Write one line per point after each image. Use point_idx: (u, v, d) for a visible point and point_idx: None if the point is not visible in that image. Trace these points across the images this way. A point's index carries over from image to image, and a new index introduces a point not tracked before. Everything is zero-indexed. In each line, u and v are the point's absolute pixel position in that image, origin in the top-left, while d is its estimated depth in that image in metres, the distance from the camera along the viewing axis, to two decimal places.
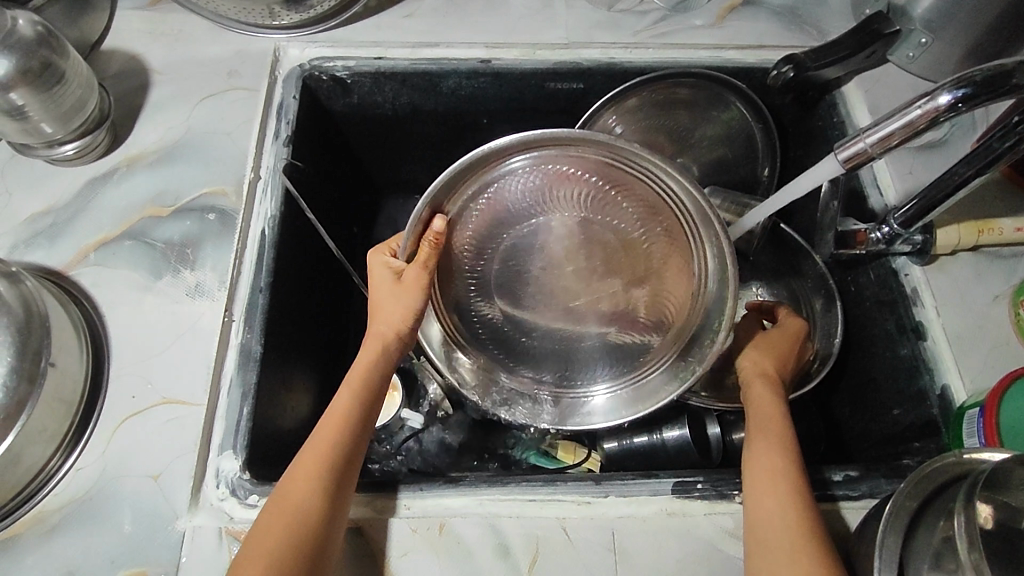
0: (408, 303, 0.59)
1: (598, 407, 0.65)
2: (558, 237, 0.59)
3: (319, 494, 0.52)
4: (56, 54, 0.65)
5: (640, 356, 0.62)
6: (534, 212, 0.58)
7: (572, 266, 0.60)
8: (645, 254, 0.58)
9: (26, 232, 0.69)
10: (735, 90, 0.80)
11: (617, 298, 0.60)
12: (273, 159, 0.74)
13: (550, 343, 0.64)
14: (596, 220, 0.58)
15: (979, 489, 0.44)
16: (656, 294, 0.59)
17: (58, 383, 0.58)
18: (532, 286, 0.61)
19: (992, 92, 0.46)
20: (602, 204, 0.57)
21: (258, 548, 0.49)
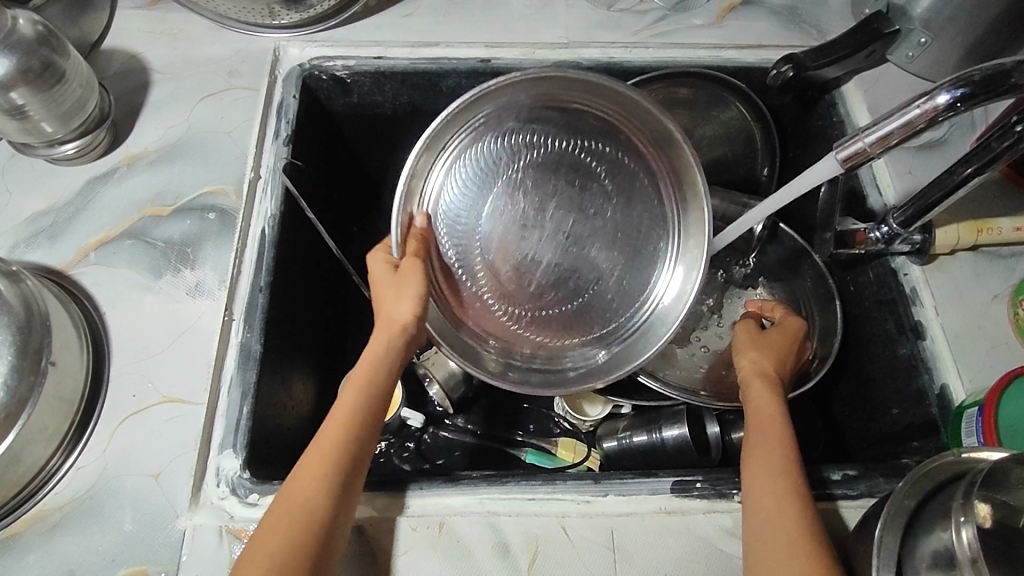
0: (413, 290, 0.59)
1: (640, 322, 0.67)
2: (534, 186, 0.67)
3: (325, 496, 0.52)
4: (56, 53, 0.65)
5: (659, 253, 0.66)
6: (500, 168, 0.66)
7: (558, 204, 0.67)
8: (607, 166, 0.66)
9: (27, 231, 0.70)
10: (734, 89, 0.81)
11: (602, 232, 0.67)
12: (273, 158, 0.74)
13: (575, 293, 0.68)
14: (556, 164, 0.66)
15: (977, 487, 0.44)
16: (642, 195, 0.66)
17: (58, 382, 0.58)
18: (533, 232, 0.67)
19: (990, 92, 0.46)
20: (554, 150, 0.66)
21: (261, 551, 0.49)
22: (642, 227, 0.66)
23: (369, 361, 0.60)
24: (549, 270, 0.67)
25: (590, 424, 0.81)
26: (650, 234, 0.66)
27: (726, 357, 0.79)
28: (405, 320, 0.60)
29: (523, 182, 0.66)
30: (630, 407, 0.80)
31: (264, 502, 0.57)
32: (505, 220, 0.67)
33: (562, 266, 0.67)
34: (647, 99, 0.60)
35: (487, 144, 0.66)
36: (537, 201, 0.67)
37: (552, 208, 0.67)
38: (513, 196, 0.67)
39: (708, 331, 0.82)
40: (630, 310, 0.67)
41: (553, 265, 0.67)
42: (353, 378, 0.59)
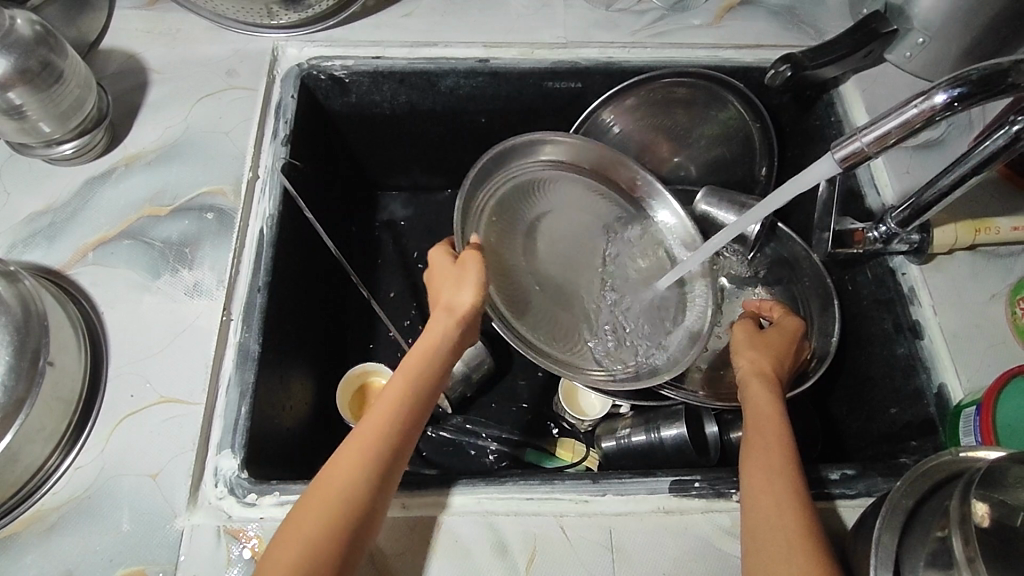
0: (474, 279, 0.63)
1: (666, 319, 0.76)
2: (536, 233, 0.79)
3: (371, 472, 0.52)
4: (54, 53, 0.65)
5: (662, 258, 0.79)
6: (518, 215, 0.79)
7: (558, 239, 0.80)
8: (586, 198, 0.81)
9: (25, 231, 0.69)
10: (733, 88, 0.81)
11: (602, 261, 0.80)
12: (271, 158, 0.74)
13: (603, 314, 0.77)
14: (563, 212, 0.80)
15: (974, 487, 0.44)
16: (621, 212, 0.81)
17: (56, 382, 0.58)
18: (546, 265, 0.78)
19: (987, 91, 0.46)
20: (561, 200, 0.80)
21: (302, 519, 0.50)
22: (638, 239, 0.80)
23: (423, 349, 0.60)
24: (563, 292, 0.78)
25: (589, 424, 0.82)
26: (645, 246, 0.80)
27: (725, 357, 0.79)
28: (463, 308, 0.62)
29: (534, 225, 0.79)
30: (628, 406, 0.81)
31: (264, 501, 0.57)
32: (524, 252, 0.78)
33: (572, 288, 0.79)
34: (594, 142, 0.77)
35: (510, 194, 0.78)
36: (545, 239, 0.79)
37: (562, 245, 0.80)
38: (528, 235, 0.79)
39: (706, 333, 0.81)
40: (657, 313, 0.77)
41: (562, 287, 0.78)
42: (405, 363, 0.59)
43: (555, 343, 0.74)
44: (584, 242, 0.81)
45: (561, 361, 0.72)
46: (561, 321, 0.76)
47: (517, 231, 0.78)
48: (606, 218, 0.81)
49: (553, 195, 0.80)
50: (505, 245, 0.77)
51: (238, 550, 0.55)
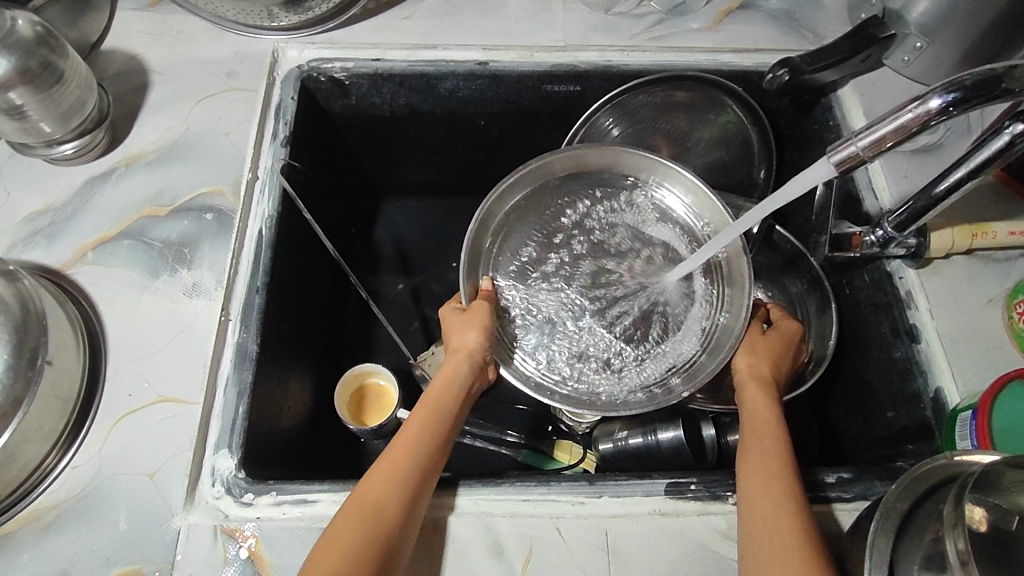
0: (480, 320, 0.65)
1: (704, 313, 0.71)
2: (560, 257, 0.75)
3: (396, 498, 0.53)
4: (55, 54, 0.65)
5: (692, 240, 0.74)
6: (537, 242, 0.75)
7: (580, 258, 0.76)
8: (595, 211, 0.76)
9: (25, 230, 0.70)
10: (731, 92, 0.81)
11: (636, 268, 0.76)
12: (270, 159, 0.74)
13: (639, 329, 0.73)
14: (584, 225, 0.76)
15: (969, 490, 0.44)
16: (638, 208, 0.76)
17: (55, 382, 0.58)
18: (576, 289, 0.74)
19: (982, 96, 0.46)
20: (580, 212, 0.76)
21: (331, 547, 0.50)
22: (661, 230, 0.75)
23: (438, 389, 0.62)
24: (597, 314, 0.73)
25: (586, 427, 0.81)
26: (676, 233, 0.75)
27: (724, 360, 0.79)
28: (471, 347, 0.64)
29: (554, 249, 0.75)
30: None
31: (261, 501, 0.57)
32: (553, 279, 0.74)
33: (608, 309, 0.74)
34: (585, 149, 0.72)
35: (521, 220, 0.75)
36: (570, 258, 0.76)
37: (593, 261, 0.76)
38: (551, 260, 0.75)
39: None
40: (691, 310, 0.72)
41: (601, 309, 0.74)
42: (421, 405, 0.61)
43: (596, 370, 0.70)
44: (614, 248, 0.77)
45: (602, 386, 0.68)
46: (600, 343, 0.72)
47: (540, 260, 0.74)
48: (632, 216, 0.76)
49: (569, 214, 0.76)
50: (530, 279, 0.73)
51: (235, 550, 0.55)
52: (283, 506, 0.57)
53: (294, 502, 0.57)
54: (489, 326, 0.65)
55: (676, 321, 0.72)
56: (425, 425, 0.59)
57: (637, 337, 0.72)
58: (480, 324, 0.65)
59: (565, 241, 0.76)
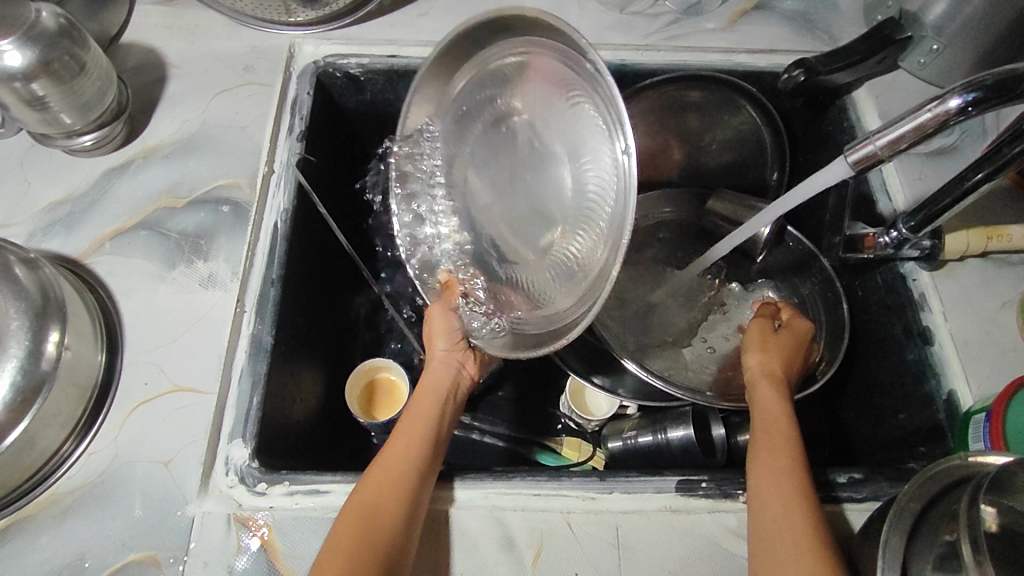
0: (443, 320, 0.67)
1: (580, 65, 0.54)
2: (504, 198, 0.65)
3: (397, 501, 0.53)
4: (78, 45, 0.65)
5: (523, 46, 0.59)
6: (487, 212, 0.67)
7: (522, 161, 0.63)
8: (484, 132, 0.66)
9: (45, 220, 0.71)
10: (744, 92, 0.82)
11: (534, 100, 0.61)
12: (286, 153, 0.75)
13: (587, 137, 0.56)
14: (505, 144, 0.65)
15: (983, 492, 0.44)
16: (492, 85, 0.64)
17: (73, 369, 0.58)
18: (548, 185, 0.61)
19: (1003, 96, 0.46)
20: (488, 140, 0.66)
21: (339, 557, 0.49)
22: (514, 75, 0.61)
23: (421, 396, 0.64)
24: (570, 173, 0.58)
25: (595, 424, 0.82)
26: (519, 62, 0.61)
27: (733, 358, 0.79)
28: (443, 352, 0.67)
29: (477, 216, 0.67)
30: (635, 407, 0.81)
31: (273, 491, 0.58)
32: (511, 199, 0.65)
33: (570, 149, 0.58)
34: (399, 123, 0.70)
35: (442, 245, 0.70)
36: (525, 184, 0.63)
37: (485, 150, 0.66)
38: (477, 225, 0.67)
39: (715, 333, 0.82)
40: (578, 74, 0.54)
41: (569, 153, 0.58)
42: (405, 412, 0.62)
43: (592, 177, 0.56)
44: (476, 110, 0.66)
45: (610, 178, 0.54)
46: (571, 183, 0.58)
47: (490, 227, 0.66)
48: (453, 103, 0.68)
49: (453, 185, 0.70)
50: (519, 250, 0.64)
51: (247, 538, 0.56)
52: (295, 496, 0.58)
53: (307, 492, 0.58)
54: (456, 321, 0.67)
55: (544, 89, 0.59)
56: (414, 427, 0.60)
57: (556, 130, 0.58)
58: (453, 320, 0.67)
59: (484, 198, 0.67)
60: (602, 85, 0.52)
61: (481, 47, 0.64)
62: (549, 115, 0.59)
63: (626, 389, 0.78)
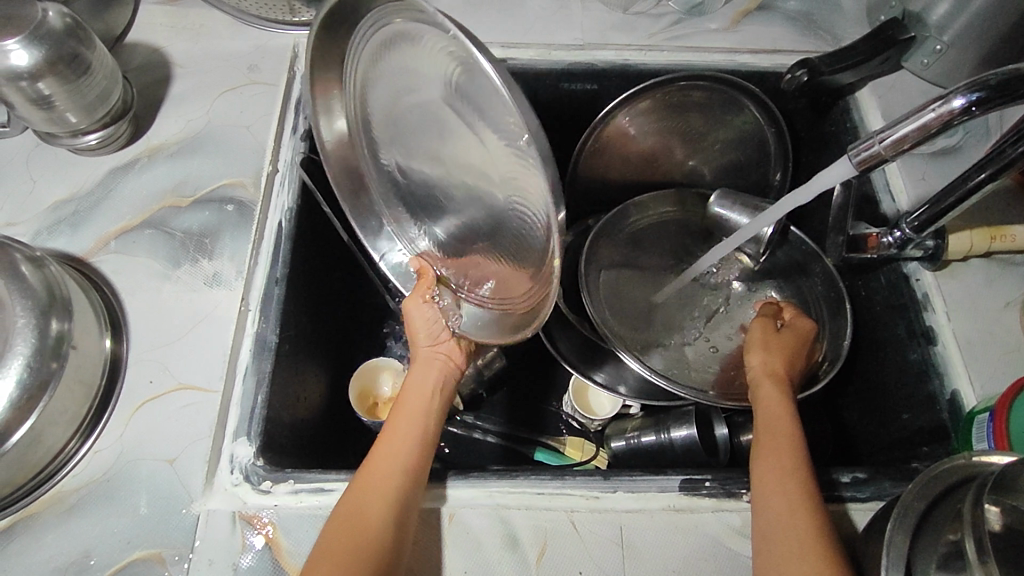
0: (427, 316, 0.68)
1: (421, 27, 0.48)
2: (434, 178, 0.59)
3: (389, 494, 0.53)
4: (83, 45, 0.66)
5: (379, 32, 0.55)
6: (434, 190, 0.60)
7: (425, 145, 0.56)
8: (386, 132, 0.61)
9: (50, 219, 0.71)
10: (749, 93, 0.81)
11: (401, 77, 0.54)
12: (290, 152, 0.75)
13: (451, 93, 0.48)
14: (406, 133, 0.58)
15: (988, 492, 0.44)
16: (373, 86, 0.59)
17: (79, 367, 0.59)
18: (455, 155, 0.53)
19: (1007, 96, 0.46)
20: (394, 133, 0.60)
21: (333, 552, 0.50)
22: (384, 69, 0.56)
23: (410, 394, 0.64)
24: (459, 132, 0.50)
25: (597, 424, 0.82)
26: (382, 53, 0.55)
27: (735, 358, 0.79)
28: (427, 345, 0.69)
29: (432, 196, 0.62)
30: (638, 406, 0.81)
31: (278, 489, 0.58)
32: (438, 173, 0.57)
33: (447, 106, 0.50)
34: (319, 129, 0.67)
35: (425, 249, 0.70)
36: (443, 162, 0.55)
37: (404, 128, 0.58)
38: (438, 204, 0.62)
39: (718, 333, 0.82)
40: (422, 36, 0.48)
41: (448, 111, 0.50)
42: (394, 411, 0.63)
43: (479, 106, 0.46)
44: (377, 98, 0.59)
45: (492, 95, 0.44)
46: (469, 125, 0.48)
47: (448, 199, 0.59)
48: (359, 95, 0.63)
49: (398, 178, 0.65)
50: (478, 212, 0.56)
51: (252, 537, 0.56)
52: (300, 494, 0.58)
53: (313, 490, 0.58)
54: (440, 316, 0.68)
55: (406, 66, 0.52)
56: (402, 422, 0.61)
57: (437, 86, 0.49)
58: (431, 314, 0.68)
59: (431, 178, 0.59)
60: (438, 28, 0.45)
61: (354, 33, 0.58)
62: (416, 82, 0.52)
63: (627, 387, 0.79)
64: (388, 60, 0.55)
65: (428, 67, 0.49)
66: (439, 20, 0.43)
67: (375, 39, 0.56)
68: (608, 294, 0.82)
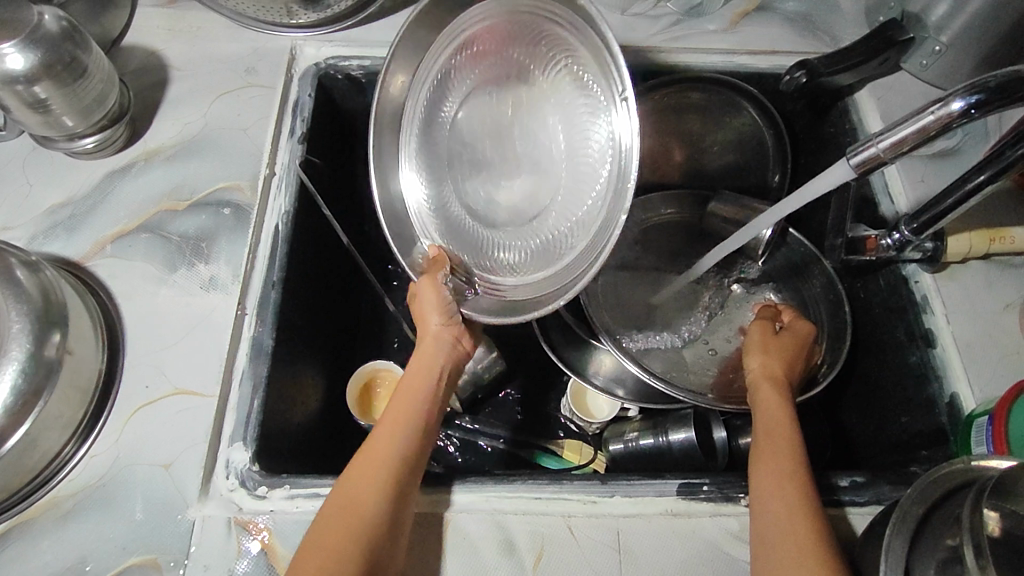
0: (438, 300, 0.64)
1: (551, 36, 0.57)
2: (486, 175, 0.65)
3: (377, 495, 0.52)
4: (80, 48, 0.65)
5: (482, 30, 0.62)
6: (477, 188, 0.66)
7: (493, 140, 0.64)
8: (455, 119, 0.66)
9: (46, 222, 0.71)
10: (746, 94, 0.83)
11: (504, 79, 0.63)
12: (287, 155, 0.75)
13: (570, 98, 0.58)
14: (472, 129, 0.65)
15: (986, 497, 0.44)
16: (455, 77, 0.65)
17: (74, 372, 0.58)
18: (533, 150, 0.62)
19: (1006, 99, 0.46)
20: (458, 127, 0.66)
21: (323, 542, 0.50)
22: (477, 63, 0.64)
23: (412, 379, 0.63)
24: (549, 135, 0.61)
25: (595, 426, 0.82)
26: (479, 49, 0.63)
27: (733, 359, 0.79)
28: (436, 330, 0.65)
29: (471, 193, 0.67)
30: (636, 409, 0.81)
31: (273, 495, 0.58)
32: (493, 171, 0.65)
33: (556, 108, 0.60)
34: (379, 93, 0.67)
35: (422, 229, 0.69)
36: (505, 162, 0.64)
37: (484, 115, 0.64)
38: (468, 205, 0.67)
39: (717, 334, 0.82)
40: (550, 43, 0.58)
41: (553, 114, 0.60)
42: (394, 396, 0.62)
43: (582, 124, 0.58)
44: (456, 88, 0.66)
45: (603, 154, 0.56)
46: (569, 145, 0.59)
47: (485, 201, 0.66)
48: (425, 88, 0.67)
49: (436, 173, 0.68)
50: (524, 209, 0.63)
51: (247, 542, 0.56)
52: (296, 499, 0.58)
53: (308, 496, 0.58)
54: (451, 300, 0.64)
55: (512, 66, 0.62)
56: (401, 408, 0.60)
57: (554, 93, 0.60)
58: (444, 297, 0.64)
59: (479, 172, 0.66)
60: (578, 34, 0.54)
61: (449, 30, 0.64)
62: (524, 81, 0.62)
63: (626, 389, 0.78)
64: (513, 53, 0.62)
65: (564, 82, 0.59)
66: (586, 35, 0.53)
67: (473, 37, 0.63)
68: (606, 295, 0.81)
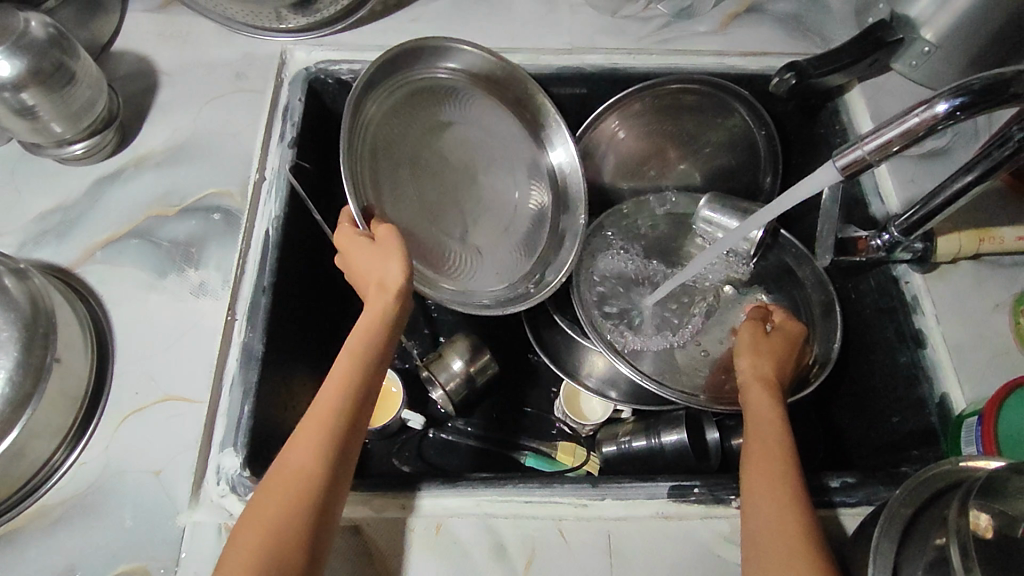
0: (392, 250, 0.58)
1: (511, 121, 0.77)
2: (415, 195, 0.70)
3: (315, 458, 0.51)
4: (67, 55, 0.65)
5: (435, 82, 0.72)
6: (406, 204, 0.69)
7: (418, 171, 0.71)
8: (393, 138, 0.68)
9: (36, 229, 0.70)
10: (738, 96, 0.82)
11: (441, 130, 0.74)
12: (278, 160, 0.75)
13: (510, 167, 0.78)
14: (398, 154, 0.69)
15: (974, 497, 0.44)
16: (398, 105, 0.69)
17: (63, 379, 0.58)
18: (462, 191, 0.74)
19: (990, 101, 0.46)
20: (390, 145, 0.68)
21: (262, 509, 0.49)
22: (415, 105, 0.71)
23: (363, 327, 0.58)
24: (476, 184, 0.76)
25: (589, 429, 0.83)
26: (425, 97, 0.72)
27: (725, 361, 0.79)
28: (397, 283, 0.58)
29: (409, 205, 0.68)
30: (630, 411, 0.82)
31: None
32: (417, 195, 0.70)
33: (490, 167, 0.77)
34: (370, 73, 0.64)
35: (374, 195, 0.64)
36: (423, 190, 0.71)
37: (424, 160, 0.72)
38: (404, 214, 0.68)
39: (708, 335, 0.81)
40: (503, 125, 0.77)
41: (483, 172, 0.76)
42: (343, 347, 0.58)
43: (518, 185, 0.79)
44: (391, 110, 0.69)
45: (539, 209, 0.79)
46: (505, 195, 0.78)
47: (416, 215, 0.69)
48: (379, 96, 0.67)
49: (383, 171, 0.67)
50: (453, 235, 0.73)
51: None
52: None
53: None
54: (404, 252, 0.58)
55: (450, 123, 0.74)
56: (348, 363, 0.56)
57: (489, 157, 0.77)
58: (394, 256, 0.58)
59: (404, 191, 0.69)
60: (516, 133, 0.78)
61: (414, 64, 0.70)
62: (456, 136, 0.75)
63: (619, 392, 0.78)
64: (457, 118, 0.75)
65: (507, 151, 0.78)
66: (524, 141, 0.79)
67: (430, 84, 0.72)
68: (598, 298, 0.82)
